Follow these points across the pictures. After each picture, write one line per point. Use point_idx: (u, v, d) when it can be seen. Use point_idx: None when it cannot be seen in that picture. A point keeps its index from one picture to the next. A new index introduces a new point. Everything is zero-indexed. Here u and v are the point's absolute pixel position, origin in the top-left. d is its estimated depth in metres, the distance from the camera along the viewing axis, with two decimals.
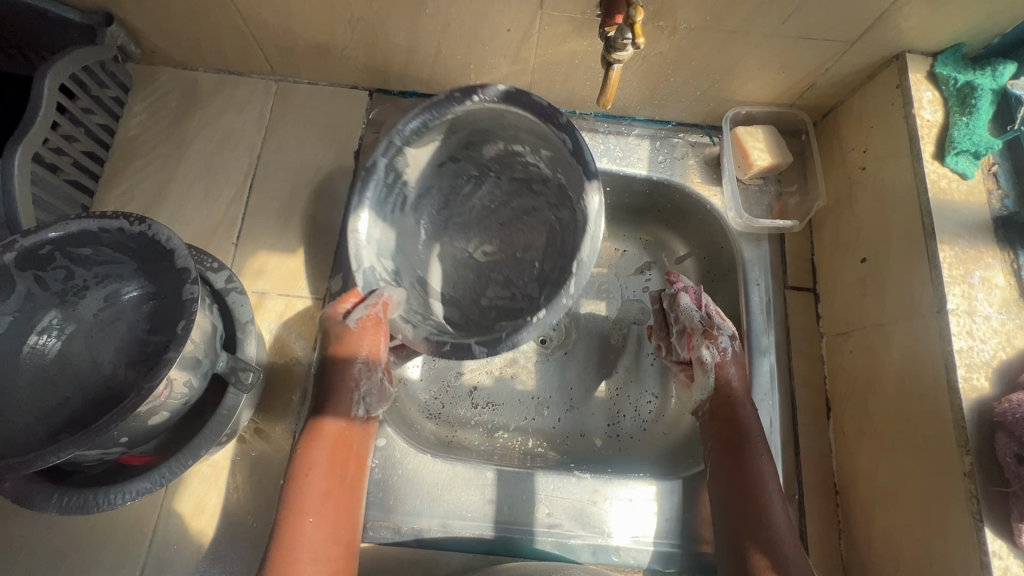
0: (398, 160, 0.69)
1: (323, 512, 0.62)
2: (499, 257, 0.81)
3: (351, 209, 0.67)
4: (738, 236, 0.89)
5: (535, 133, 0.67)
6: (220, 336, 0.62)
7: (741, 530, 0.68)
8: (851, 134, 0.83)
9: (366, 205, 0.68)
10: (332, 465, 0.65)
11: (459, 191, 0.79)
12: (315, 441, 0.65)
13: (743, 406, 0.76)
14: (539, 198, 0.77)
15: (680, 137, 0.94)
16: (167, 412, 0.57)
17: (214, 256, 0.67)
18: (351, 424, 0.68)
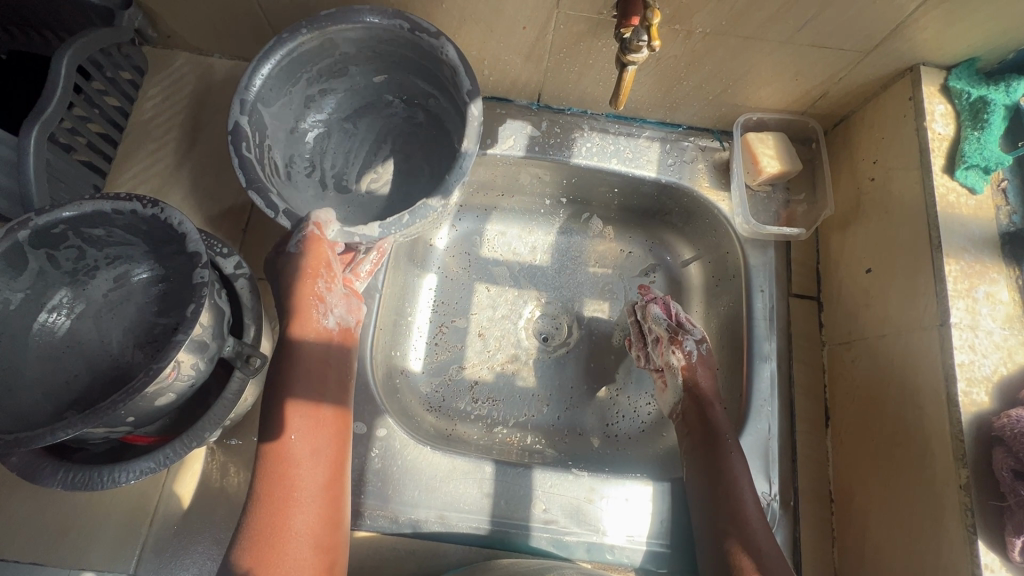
0: (251, 112, 0.74)
1: (307, 502, 0.61)
2: (359, 155, 0.89)
3: (244, 169, 0.71)
4: (744, 242, 0.89)
5: (358, 41, 0.77)
6: (228, 321, 0.63)
7: (714, 513, 0.71)
8: (862, 144, 0.83)
9: (252, 156, 0.73)
10: (307, 450, 0.63)
11: (306, 122, 0.86)
12: (285, 427, 0.63)
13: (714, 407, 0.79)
14: (390, 110, 0.89)
15: (690, 140, 0.94)
16: (174, 393, 0.57)
17: (224, 242, 0.68)
18: (320, 403, 0.65)
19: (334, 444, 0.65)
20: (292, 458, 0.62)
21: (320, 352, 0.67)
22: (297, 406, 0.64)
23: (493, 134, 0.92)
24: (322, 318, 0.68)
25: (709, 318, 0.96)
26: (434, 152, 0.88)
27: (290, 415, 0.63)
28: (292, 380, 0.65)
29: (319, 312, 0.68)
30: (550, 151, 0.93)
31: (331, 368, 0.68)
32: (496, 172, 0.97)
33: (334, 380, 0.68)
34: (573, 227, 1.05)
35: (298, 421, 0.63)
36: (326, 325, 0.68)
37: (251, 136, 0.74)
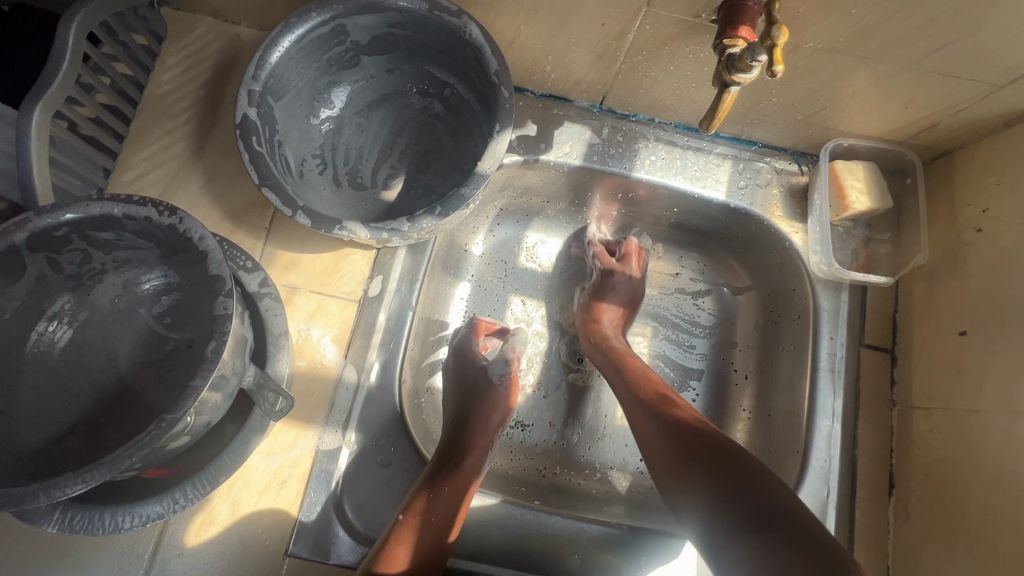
0: (259, 105, 0.65)
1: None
2: (372, 151, 0.80)
3: (252, 171, 0.62)
4: (816, 282, 0.80)
5: (372, 24, 0.68)
6: (250, 348, 0.56)
7: (713, 489, 0.55)
8: (969, 186, 0.73)
9: (260, 154, 0.64)
10: (436, 507, 0.64)
11: (318, 116, 0.77)
12: (439, 490, 0.65)
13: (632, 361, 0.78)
14: (407, 103, 0.80)
15: (765, 161, 0.84)
16: (189, 435, 0.51)
17: (247, 253, 0.60)
18: (469, 480, 0.68)
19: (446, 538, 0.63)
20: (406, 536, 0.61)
21: (489, 438, 0.74)
22: (447, 491, 0.65)
23: (547, 137, 0.83)
24: (492, 411, 0.77)
25: (764, 358, 0.88)
26: (453, 142, 0.79)
27: (431, 498, 0.64)
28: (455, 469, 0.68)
29: (486, 410, 0.76)
30: (609, 162, 0.83)
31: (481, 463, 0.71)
32: (545, 179, 0.87)
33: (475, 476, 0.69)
34: (619, 240, 0.96)
35: (426, 506, 0.63)
36: (493, 418, 0.76)
37: (259, 130, 0.65)
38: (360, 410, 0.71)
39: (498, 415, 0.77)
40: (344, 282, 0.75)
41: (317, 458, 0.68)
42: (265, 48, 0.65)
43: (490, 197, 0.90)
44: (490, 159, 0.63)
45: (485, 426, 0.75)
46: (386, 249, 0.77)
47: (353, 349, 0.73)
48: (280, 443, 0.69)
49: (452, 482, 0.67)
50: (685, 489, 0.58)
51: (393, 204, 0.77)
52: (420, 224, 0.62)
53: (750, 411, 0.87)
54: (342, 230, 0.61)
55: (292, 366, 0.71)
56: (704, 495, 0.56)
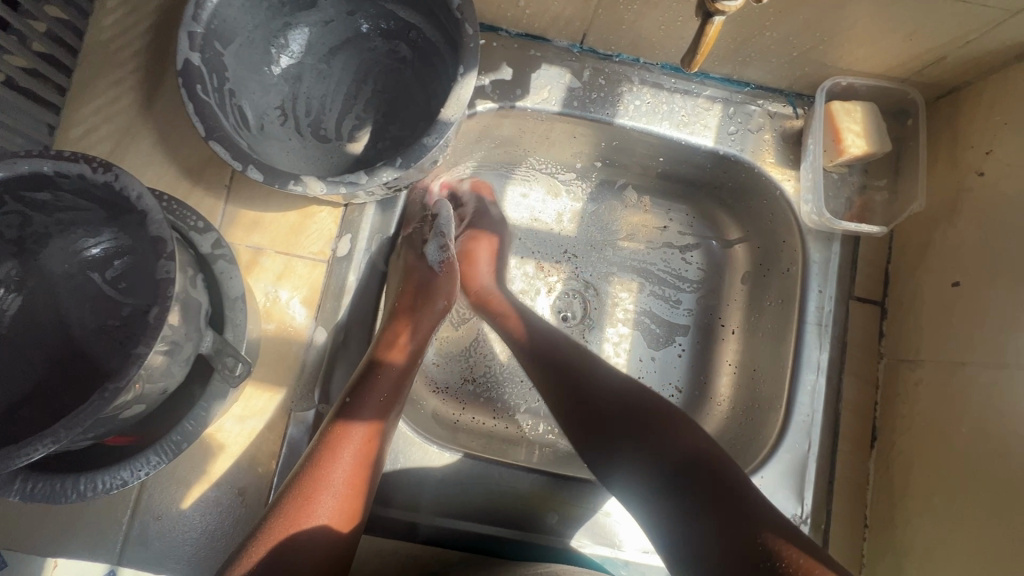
0: (204, 48, 0.61)
1: (325, 526, 0.54)
2: (337, 102, 0.74)
3: (198, 121, 0.58)
4: (807, 233, 0.77)
5: None
6: (206, 313, 0.54)
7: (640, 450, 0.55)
8: (974, 126, 0.68)
9: (208, 103, 0.60)
10: (375, 391, 0.62)
11: (276, 63, 0.71)
12: (376, 373, 0.63)
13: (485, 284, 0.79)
14: (372, 46, 0.74)
15: (758, 104, 0.79)
16: (144, 401, 0.49)
17: (196, 212, 0.56)
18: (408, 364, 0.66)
19: (373, 465, 0.59)
20: (321, 469, 0.56)
21: (429, 328, 0.70)
22: (366, 417, 0.60)
23: (524, 82, 0.77)
24: (426, 310, 0.71)
25: (752, 312, 0.85)
26: (422, 88, 0.73)
27: (347, 428, 0.59)
28: (371, 394, 0.62)
29: (419, 304, 0.71)
30: (590, 108, 0.78)
31: (408, 377, 0.65)
32: (523, 127, 0.82)
33: (399, 393, 0.64)
34: (603, 192, 0.92)
35: (359, 400, 0.61)
36: (429, 315, 0.71)
37: (206, 78, 0.60)
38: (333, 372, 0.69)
39: (442, 301, 0.73)
40: (312, 242, 0.72)
41: (291, 421, 0.67)
42: None
43: (467, 149, 0.85)
44: (454, 105, 0.59)
45: (412, 331, 0.69)
46: (354, 206, 0.73)
47: (324, 310, 0.71)
48: (253, 407, 0.68)
49: (369, 409, 0.61)
50: (607, 446, 0.58)
51: (361, 157, 0.72)
52: (381, 177, 0.58)
53: (736, 366, 0.85)
54: (298, 184, 0.57)
55: (262, 330, 0.69)
56: (631, 452, 0.56)
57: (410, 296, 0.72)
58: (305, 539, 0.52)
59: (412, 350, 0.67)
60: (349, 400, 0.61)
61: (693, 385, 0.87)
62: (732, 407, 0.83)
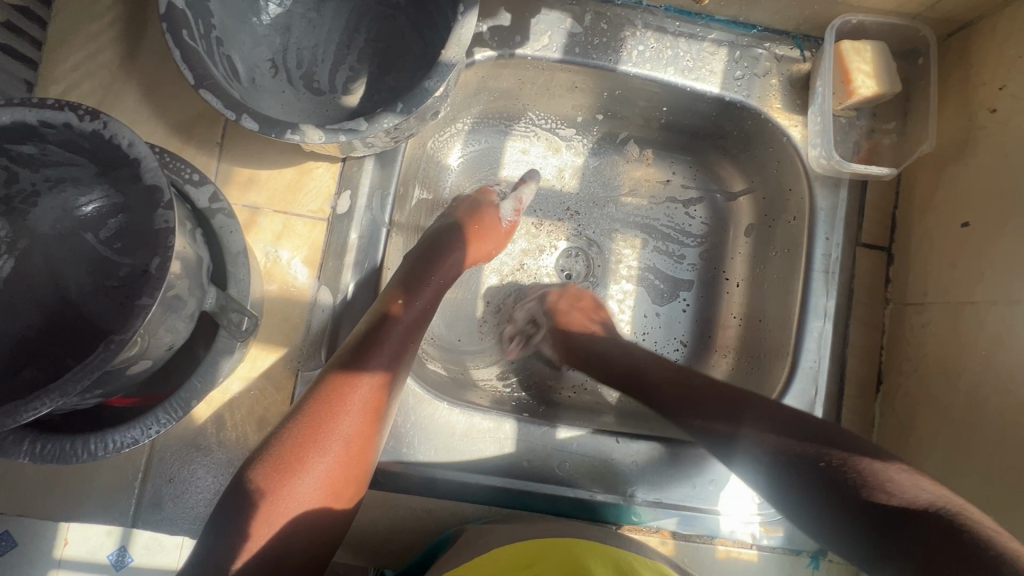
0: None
1: (317, 490, 0.51)
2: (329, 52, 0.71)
3: (185, 69, 0.55)
4: (814, 178, 0.76)
5: None
6: (207, 269, 0.52)
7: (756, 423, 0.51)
8: (987, 61, 0.66)
9: (194, 49, 0.57)
10: (384, 345, 0.59)
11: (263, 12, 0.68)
12: (385, 326, 0.60)
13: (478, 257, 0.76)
14: None
15: (765, 47, 0.77)
16: (150, 358, 0.48)
17: (191, 165, 0.54)
18: (418, 321, 0.63)
19: (374, 430, 0.56)
20: (318, 429, 0.52)
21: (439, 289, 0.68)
22: (368, 374, 0.56)
23: (524, 28, 0.74)
24: (428, 276, 0.67)
25: (757, 264, 0.85)
26: (417, 35, 0.70)
27: (347, 388, 0.55)
28: (375, 357, 0.57)
29: (424, 272, 0.67)
30: (593, 54, 0.75)
31: (411, 342, 0.61)
32: (524, 77, 0.79)
33: (403, 358, 0.60)
34: (606, 147, 0.90)
35: (367, 351, 0.57)
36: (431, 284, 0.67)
37: (191, 23, 0.58)
38: (338, 332, 0.68)
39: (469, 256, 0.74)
40: (310, 200, 0.70)
41: (299, 381, 0.67)
42: None
43: (465, 103, 0.82)
44: (455, 46, 0.56)
45: (414, 293, 0.65)
46: (351, 162, 0.70)
47: (326, 269, 0.69)
48: (260, 368, 0.67)
49: (373, 373, 0.57)
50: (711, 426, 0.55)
51: (356, 110, 0.69)
52: (380, 124, 0.56)
53: (742, 317, 0.85)
54: (294, 133, 0.55)
55: (264, 291, 0.68)
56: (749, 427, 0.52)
57: (415, 267, 0.68)
58: (297, 502, 0.50)
59: (416, 317, 0.63)
60: (357, 351, 0.58)
61: (697, 338, 0.87)
62: (737, 357, 0.84)
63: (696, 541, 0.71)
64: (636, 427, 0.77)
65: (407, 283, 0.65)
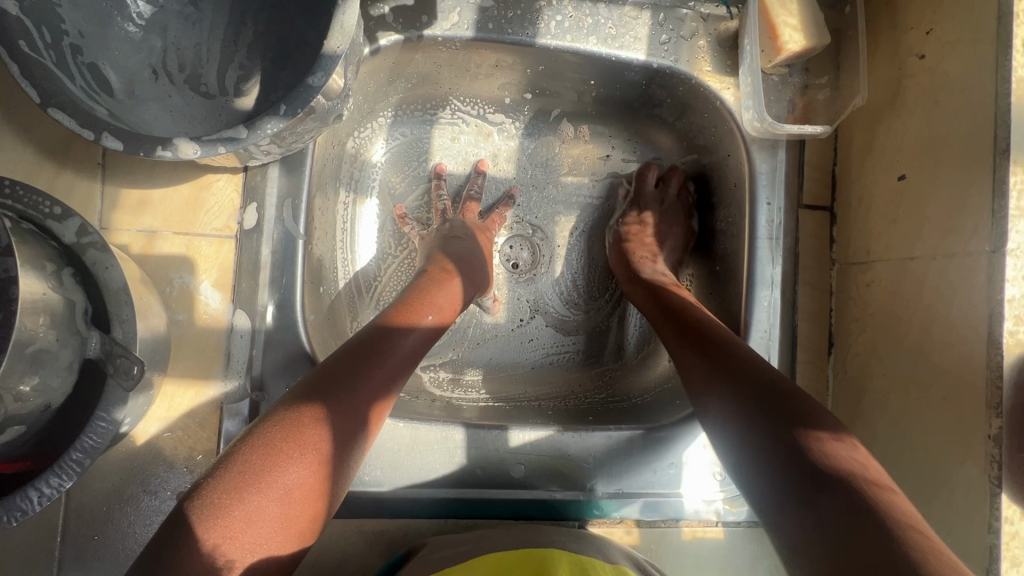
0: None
1: (272, 534, 0.45)
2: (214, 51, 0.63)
3: (26, 86, 0.50)
4: (751, 143, 0.73)
5: None
6: (82, 313, 0.46)
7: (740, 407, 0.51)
8: (913, 5, 0.64)
9: (41, 61, 0.51)
10: (374, 375, 0.54)
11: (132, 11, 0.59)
12: (379, 353, 0.56)
13: (438, 309, 0.64)
14: None
15: (690, 7, 0.72)
16: (21, 422, 0.43)
17: (50, 197, 0.47)
18: (415, 355, 0.59)
19: (343, 471, 0.51)
20: (278, 465, 0.46)
21: (435, 321, 0.63)
22: (347, 403, 0.52)
23: (429, 6, 0.68)
24: (423, 309, 0.62)
25: (703, 235, 0.82)
26: (307, 25, 0.63)
27: (318, 423, 0.49)
28: (358, 394, 0.52)
29: (422, 308, 0.62)
30: (507, 29, 0.70)
31: (398, 378, 0.57)
32: (439, 61, 0.74)
33: (386, 396, 0.55)
34: (540, 126, 0.86)
35: (357, 377, 0.53)
36: (428, 320, 0.62)
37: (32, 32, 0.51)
38: (261, 358, 0.63)
39: (433, 314, 0.63)
40: (212, 216, 0.64)
41: (224, 415, 0.62)
42: None
43: (380, 92, 0.76)
44: (338, 34, 0.50)
45: (411, 320, 0.61)
46: (255, 172, 0.64)
47: (240, 291, 0.63)
48: (180, 406, 0.62)
49: (350, 410, 0.52)
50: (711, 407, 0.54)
51: (252, 112, 0.62)
52: (263, 130, 0.50)
53: (693, 292, 0.83)
54: (166, 149, 0.49)
55: (172, 322, 0.62)
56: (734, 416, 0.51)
57: (410, 297, 0.64)
58: (245, 546, 0.44)
59: (409, 352, 0.58)
60: (345, 375, 0.53)
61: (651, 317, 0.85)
62: None
63: (661, 526, 0.70)
64: (594, 417, 0.74)
65: (396, 316, 0.60)
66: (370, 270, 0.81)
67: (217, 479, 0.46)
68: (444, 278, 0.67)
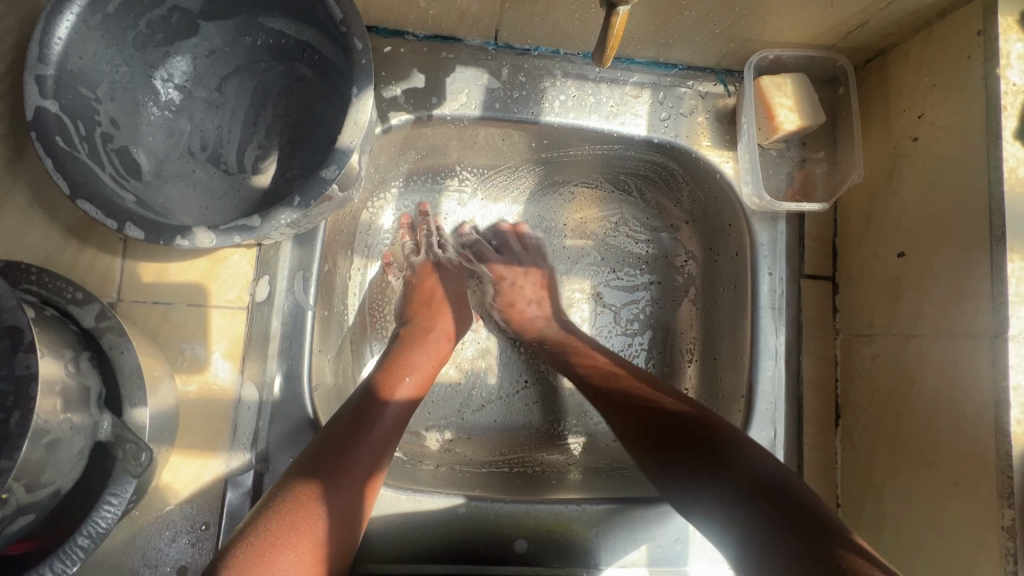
0: (63, 91, 0.54)
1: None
2: (235, 132, 0.66)
3: (55, 176, 0.52)
4: (751, 215, 0.74)
5: None
6: (97, 396, 0.47)
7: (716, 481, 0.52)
8: (904, 89, 0.66)
9: (74, 153, 0.53)
10: (360, 447, 0.56)
11: (162, 100, 0.63)
12: (364, 425, 0.57)
13: (414, 372, 0.66)
14: (269, 69, 0.67)
15: (688, 85, 0.76)
16: (32, 510, 0.44)
17: (73, 283, 0.50)
18: (400, 423, 0.61)
19: (337, 548, 0.51)
20: (271, 550, 0.47)
21: (416, 385, 0.65)
22: (335, 480, 0.53)
23: (438, 88, 0.72)
24: (402, 373, 0.65)
25: (707, 300, 0.83)
26: (323, 111, 0.67)
27: (308, 500, 0.50)
28: (347, 462, 0.54)
29: (401, 370, 0.65)
30: (513, 108, 0.73)
31: (388, 446, 0.58)
32: (447, 135, 0.77)
33: (374, 464, 0.56)
34: (546, 190, 0.89)
35: (343, 453, 0.55)
36: (408, 383, 0.64)
37: (68, 126, 0.53)
38: (269, 429, 0.64)
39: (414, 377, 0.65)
40: (226, 288, 0.65)
41: (228, 486, 0.62)
42: (52, 20, 0.53)
43: (391, 164, 0.79)
44: (352, 129, 0.53)
45: (394, 388, 0.62)
46: (268, 245, 0.67)
47: (250, 363, 0.65)
48: (183, 478, 0.62)
49: (338, 487, 0.53)
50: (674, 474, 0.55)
51: (269, 190, 0.65)
52: (278, 220, 0.52)
53: (696, 356, 0.84)
54: (185, 237, 0.51)
55: (182, 393, 0.63)
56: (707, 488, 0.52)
57: (393, 363, 0.66)
58: None
59: (393, 418, 0.60)
60: (331, 454, 0.54)
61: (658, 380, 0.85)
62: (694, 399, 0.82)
63: None
64: (598, 487, 0.73)
65: (378, 383, 0.62)
66: (376, 329, 0.83)
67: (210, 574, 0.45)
68: (421, 343, 0.70)
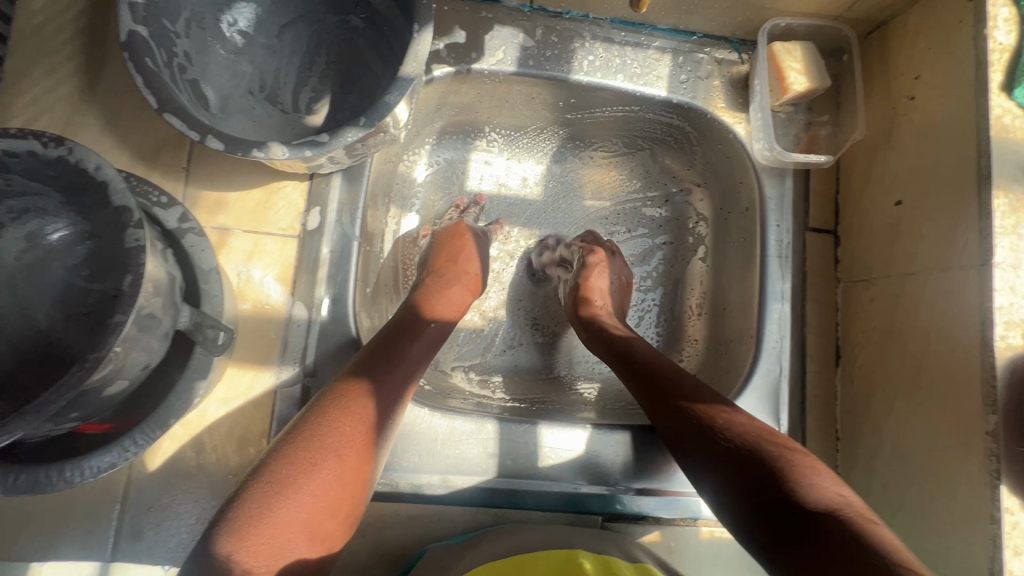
0: (150, 20, 0.59)
1: (323, 493, 0.50)
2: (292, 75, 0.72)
3: (144, 93, 0.57)
4: (761, 171, 0.81)
5: None
6: (179, 287, 0.53)
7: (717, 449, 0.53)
8: (903, 55, 0.73)
9: (159, 76, 0.59)
10: (403, 355, 0.62)
11: (228, 41, 0.69)
12: (406, 336, 0.64)
13: (448, 297, 0.72)
14: (324, 19, 0.73)
15: (705, 52, 0.82)
16: (127, 379, 0.49)
17: (159, 188, 0.55)
18: (437, 341, 0.67)
19: (383, 436, 0.57)
20: (329, 429, 0.53)
21: (450, 310, 0.71)
22: (383, 378, 0.59)
23: (478, 44, 0.78)
24: (427, 319, 0.68)
25: (717, 254, 0.89)
26: (374, 59, 0.72)
27: (360, 390, 0.56)
28: (393, 365, 0.60)
29: (439, 296, 0.72)
30: (546, 65, 0.79)
31: (427, 356, 0.64)
32: (482, 91, 0.83)
33: (398, 398, 0.59)
34: (566, 151, 0.94)
35: (389, 357, 0.61)
36: (445, 309, 0.71)
37: (155, 52, 0.59)
38: (316, 347, 0.69)
39: (450, 300, 0.72)
40: (279, 218, 0.71)
41: (278, 397, 0.67)
42: None
43: (428, 118, 0.85)
44: (413, 61, 0.59)
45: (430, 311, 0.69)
46: (319, 179, 0.72)
47: (300, 285, 0.70)
48: (237, 388, 0.67)
49: (386, 382, 0.59)
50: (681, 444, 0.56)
51: (322, 128, 0.71)
52: (344, 138, 0.58)
53: (706, 307, 0.89)
54: (259, 151, 0.57)
55: (237, 310, 0.68)
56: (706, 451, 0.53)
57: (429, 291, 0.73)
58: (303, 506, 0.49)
59: (433, 335, 0.66)
60: (378, 357, 0.60)
61: (670, 330, 0.91)
62: (704, 346, 0.87)
63: (680, 525, 0.73)
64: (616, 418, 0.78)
65: (417, 306, 0.69)
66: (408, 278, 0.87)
67: (263, 474, 0.50)
68: (458, 276, 0.76)
